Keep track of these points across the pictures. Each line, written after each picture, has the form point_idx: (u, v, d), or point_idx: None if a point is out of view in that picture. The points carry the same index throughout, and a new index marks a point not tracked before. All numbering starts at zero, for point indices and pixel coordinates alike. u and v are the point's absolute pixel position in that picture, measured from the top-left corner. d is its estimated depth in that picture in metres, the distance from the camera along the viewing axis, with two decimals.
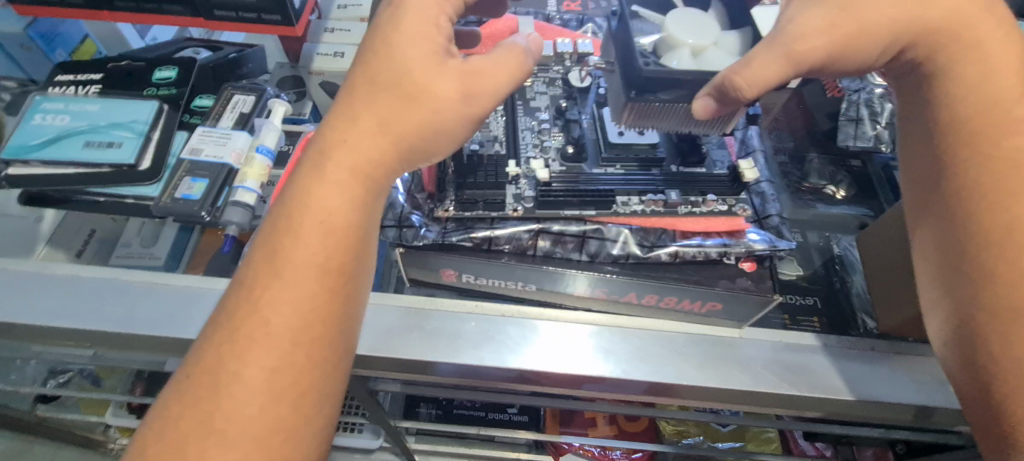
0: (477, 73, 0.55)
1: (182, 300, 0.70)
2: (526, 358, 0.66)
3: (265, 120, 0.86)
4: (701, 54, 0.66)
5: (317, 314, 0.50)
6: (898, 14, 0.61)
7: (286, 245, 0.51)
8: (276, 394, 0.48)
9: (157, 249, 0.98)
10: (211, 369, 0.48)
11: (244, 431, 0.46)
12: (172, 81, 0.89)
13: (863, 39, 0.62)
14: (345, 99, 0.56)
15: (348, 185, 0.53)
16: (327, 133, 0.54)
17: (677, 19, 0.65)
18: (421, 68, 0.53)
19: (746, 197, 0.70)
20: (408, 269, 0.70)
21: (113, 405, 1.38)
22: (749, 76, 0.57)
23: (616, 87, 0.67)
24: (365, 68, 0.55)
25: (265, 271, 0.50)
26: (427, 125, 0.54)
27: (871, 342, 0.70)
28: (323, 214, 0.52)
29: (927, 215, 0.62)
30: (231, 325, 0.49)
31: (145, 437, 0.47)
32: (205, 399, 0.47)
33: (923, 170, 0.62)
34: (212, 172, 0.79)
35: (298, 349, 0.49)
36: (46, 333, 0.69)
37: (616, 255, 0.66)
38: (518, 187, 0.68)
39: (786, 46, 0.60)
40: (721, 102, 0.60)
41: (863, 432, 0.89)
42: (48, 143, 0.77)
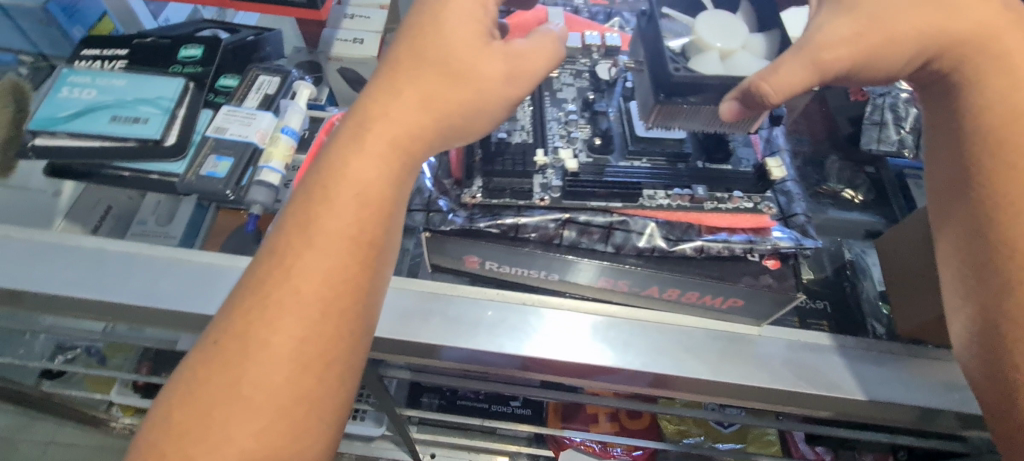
0: (521, 56, 0.57)
1: (205, 276, 0.71)
2: (547, 347, 0.67)
3: (291, 102, 0.87)
4: (729, 57, 0.66)
5: (347, 285, 0.51)
6: (926, 25, 0.62)
7: (319, 214, 0.52)
8: (303, 364, 0.48)
9: (173, 228, 0.98)
10: (240, 335, 0.49)
11: (270, 399, 0.47)
12: (197, 60, 0.88)
13: (889, 50, 0.62)
14: (388, 74, 0.57)
15: (386, 158, 0.54)
16: (367, 105, 0.56)
17: (707, 22, 0.65)
18: (465, 50, 0.56)
19: (771, 195, 0.70)
20: (432, 255, 0.71)
21: (118, 383, 1.38)
22: (777, 83, 0.57)
23: (645, 88, 0.67)
24: (411, 44, 0.57)
25: (298, 239, 0.51)
26: (469, 103, 0.56)
27: (887, 345, 0.71)
28: (359, 185, 0.53)
29: (950, 223, 0.62)
30: (262, 291, 0.50)
31: (173, 398, 0.48)
32: (233, 364, 0.48)
33: (948, 178, 0.63)
34: (237, 150, 0.80)
35: (328, 319, 0.50)
36: (69, 304, 0.69)
37: (641, 247, 0.66)
38: (545, 176, 0.69)
39: (814, 52, 0.60)
40: (746, 104, 0.60)
41: (870, 436, 0.90)
42: (75, 116, 0.78)
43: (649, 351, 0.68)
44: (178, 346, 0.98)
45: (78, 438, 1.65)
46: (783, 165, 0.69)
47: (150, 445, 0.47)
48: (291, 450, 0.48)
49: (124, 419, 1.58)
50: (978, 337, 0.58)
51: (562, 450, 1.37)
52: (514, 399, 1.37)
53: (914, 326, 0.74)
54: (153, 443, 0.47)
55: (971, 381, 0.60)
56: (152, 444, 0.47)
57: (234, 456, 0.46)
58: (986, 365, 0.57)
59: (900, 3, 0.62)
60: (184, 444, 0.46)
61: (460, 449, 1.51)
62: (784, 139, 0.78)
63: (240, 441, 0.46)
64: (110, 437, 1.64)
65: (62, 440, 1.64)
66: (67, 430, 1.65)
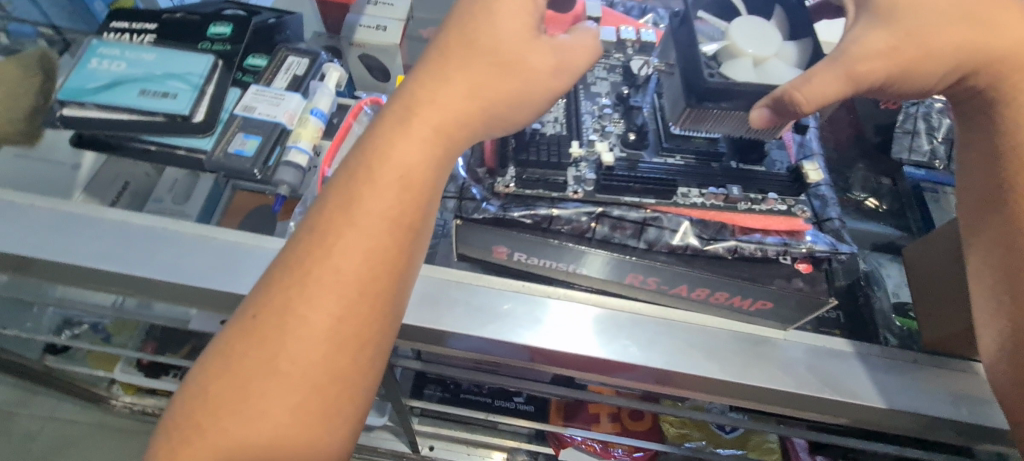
0: (568, 49, 0.59)
1: (230, 255, 0.70)
2: (573, 342, 0.67)
3: (321, 84, 0.87)
4: (763, 65, 0.64)
5: (383, 268, 0.55)
6: (964, 40, 0.61)
7: (361, 198, 0.55)
8: (339, 341, 0.53)
9: (190, 206, 0.97)
10: (282, 309, 0.53)
11: (306, 372, 0.52)
12: (226, 38, 0.88)
13: (925, 66, 0.61)
14: (437, 60, 0.59)
15: (429, 146, 0.57)
16: (414, 91, 0.58)
17: (740, 28, 0.64)
18: (516, 40, 0.58)
19: (805, 199, 0.69)
20: (461, 245, 0.70)
21: (122, 361, 1.37)
22: (808, 92, 0.57)
23: (675, 89, 0.67)
24: (461, 32, 0.59)
25: (340, 220, 0.55)
26: (516, 94, 0.58)
27: (912, 354, 0.70)
28: (401, 171, 0.56)
29: (977, 239, 0.62)
30: (303, 269, 0.54)
31: (216, 365, 0.53)
32: (275, 336, 0.53)
33: (979, 195, 0.62)
34: (264, 131, 0.80)
35: (365, 299, 0.54)
36: (94, 276, 0.69)
37: (673, 245, 0.66)
38: (579, 169, 0.68)
39: (848, 65, 0.59)
40: (777, 113, 0.60)
41: (877, 448, 0.89)
42: (104, 88, 0.77)
43: (674, 349, 0.68)
44: (191, 325, 0.98)
45: (77, 414, 1.63)
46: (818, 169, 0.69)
47: (196, 407, 0.53)
48: (324, 421, 0.53)
49: (124, 397, 1.57)
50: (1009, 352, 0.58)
51: (562, 449, 1.34)
52: (518, 395, 1.35)
53: (937, 337, 0.73)
54: (199, 405, 0.53)
55: (999, 395, 0.60)
56: (198, 406, 0.53)
57: (272, 422, 0.52)
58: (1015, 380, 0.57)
59: (940, 16, 0.61)
60: (226, 408, 0.52)
61: (460, 443, 1.51)
62: (817, 143, 0.78)
63: (278, 409, 0.52)
64: (109, 415, 1.63)
65: (60, 416, 1.63)
66: (66, 405, 1.64)
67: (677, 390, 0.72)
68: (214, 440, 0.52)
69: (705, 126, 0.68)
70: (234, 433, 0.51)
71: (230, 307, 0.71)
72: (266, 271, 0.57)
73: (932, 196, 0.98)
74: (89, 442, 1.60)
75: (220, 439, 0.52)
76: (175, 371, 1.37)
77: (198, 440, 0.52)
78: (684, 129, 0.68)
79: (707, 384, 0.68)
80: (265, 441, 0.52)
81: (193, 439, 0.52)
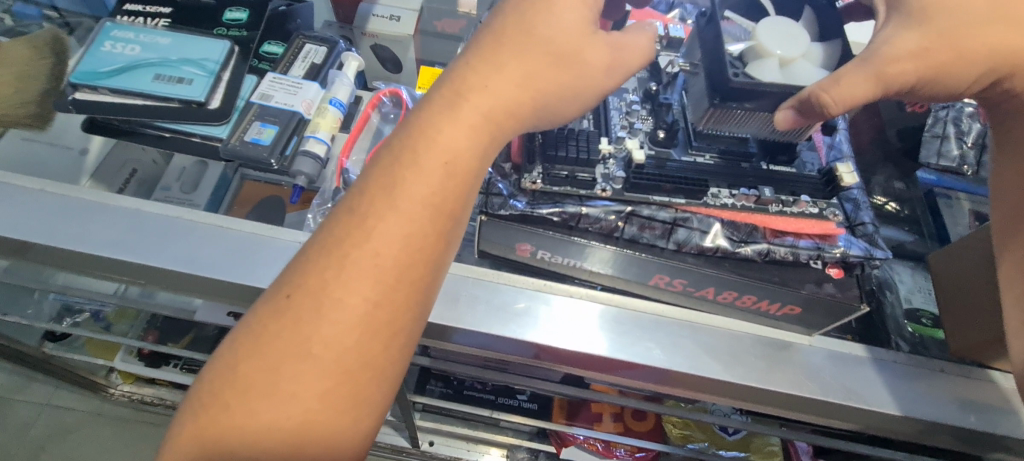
0: (621, 46, 0.61)
1: (245, 246, 0.68)
2: (594, 343, 0.65)
3: (339, 73, 0.86)
4: (790, 65, 0.61)
5: (421, 256, 0.55)
6: (999, 43, 0.58)
7: (403, 183, 0.56)
8: (373, 327, 0.53)
9: (196, 195, 0.95)
10: (318, 291, 0.53)
11: (338, 357, 0.52)
12: (243, 23, 0.86)
13: (956, 68, 0.59)
14: (490, 47, 0.60)
15: (477, 134, 0.58)
16: (464, 76, 0.59)
17: (766, 27, 0.60)
18: (572, 33, 0.59)
19: (836, 202, 0.69)
20: (485, 241, 0.69)
21: (123, 350, 1.35)
22: (838, 93, 0.55)
23: (699, 90, 0.66)
24: (518, 21, 0.60)
25: (381, 204, 0.55)
26: (566, 87, 0.60)
27: (940, 363, 0.68)
28: (447, 158, 0.56)
29: (1010, 247, 0.60)
30: (341, 252, 0.54)
31: (246, 345, 0.53)
32: (310, 319, 0.53)
33: (1012, 203, 0.60)
34: (282, 120, 0.78)
35: (401, 286, 0.54)
36: (104, 266, 0.67)
37: (704, 246, 0.65)
38: (607, 166, 0.68)
39: (878, 66, 0.57)
40: (803, 113, 0.58)
41: (886, 455, 0.87)
42: (117, 72, 0.75)
43: (697, 353, 0.66)
44: (198, 315, 0.96)
45: (73, 402, 1.61)
46: (853, 171, 0.67)
47: (223, 387, 0.52)
48: (351, 407, 0.53)
49: (123, 386, 1.55)
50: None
51: (563, 447, 1.33)
52: (521, 392, 1.32)
53: (966, 345, 0.72)
54: (227, 385, 0.52)
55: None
56: (225, 386, 0.52)
57: (300, 406, 0.51)
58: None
59: (976, 17, 0.58)
60: (255, 389, 0.51)
61: (461, 439, 1.49)
62: (848, 145, 0.76)
63: (308, 392, 0.51)
64: (107, 404, 1.61)
65: (57, 403, 1.61)
66: (62, 392, 1.62)
67: (681, 391, 0.71)
68: (240, 420, 0.51)
69: (727, 127, 0.66)
70: (261, 415, 0.51)
71: (243, 300, 0.70)
72: (301, 250, 0.57)
73: (947, 202, 0.95)
74: (86, 429, 1.58)
75: (246, 420, 0.51)
76: (176, 360, 1.36)
77: (223, 421, 0.51)
78: (706, 128, 0.66)
79: (709, 385, 0.66)
80: (292, 425, 0.51)
81: (218, 419, 0.52)
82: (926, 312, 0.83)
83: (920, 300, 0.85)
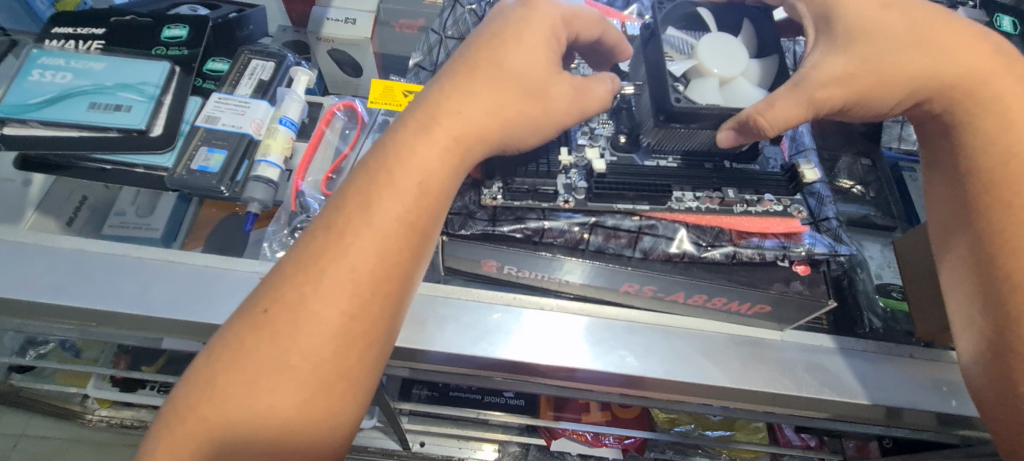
0: (586, 89, 0.62)
1: (198, 280, 0.65)
2: (563, 356, 0.64)
3: (289, 90, 0.83)
4: (728, 84, 0.64)
5: (395, 271, 0.53)
6: (919, 69, 0.59)
7: (378, 199, 0.54)
8: (349, 341, 0.51)
9: (154, 219, 0.91)
10: (293, 307, 0.51)
11: (315, 369, 0.50)
12: (182, 41, 0.82)
13: (879, 92, 0.59)
14: (462, 74, 0.59)
15: (449, 152, 0.57)
16: (437, 100, 0.58)
17: (708, 48, 0.64)
18: (539, 66, 0.60)
19: (800, 197, 0.68)
20: (448, 258, 0.68)
21: (94, 377, 1.30)
22: (772, 117, 0.56)
23: (645, 109, 0.66)
24: (489, 52, 0.60)
25: (357, 218, 0.53)
26: (536, 116, 0.60)
27: (909, 349, 0.69)
28: (420, 174, 0.55)
29: (948, 253, 0.59)
30: (317, 266, 0.52)
31: (221, 359, 0.50)
32: (285, 334, 0.50)
33: (948, 206, 0.60)
34: (231, 143, 0.75)
35: (376, 300, 0.52)
36: (47, 312, 0.63)
37: (671, 253, 0.64)
38: (569, 177, 0.67)
39: (808, 90, 0.57)
40: (742, 133, 0.60)
41: (864, 430, 0.87)
42: (49, 103, 0.70)
43: (672, 358, 0.65)
44: (163, 344, 0.93)
45: (50, 430, 1.55)
46: (814, 166, 0.67)
47: (199, 399, 0.49)
48: (326, 418, 0.50)
49: (100, 411, 1.49)
50: (986, 372, 0.55)
51: (553, 440, 1.32)
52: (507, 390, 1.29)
53: (930, 329, 0.72)
54: (202, 396, 0.49)
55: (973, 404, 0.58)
56: (201, 398, 0.49)
57: (276, 419, 0.49)
58: (998, 397, 0.54)
59: (895, 45, 0.59)
60: (232, 399, 0.49)
61: (449, 439, 1.48)
62: (810, 136, 0.76)
63: (285, 403, 0.49)
64: (85, 429, 1.55)
65: (33, 433, 1.55)
66: (38, 421, 1.56)
67: (655, 394, 0.70)
68: (218, 430, 0.48)
69: (674, 145, 0.67)
70: (239, 424, 0.48)
71: (201, 335, 0.67)
72: (273, 268, 0.55)
73: (912, 176, 0.97)
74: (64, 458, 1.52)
75: (224, 429, 0.48)
76: (152, 383, 1.31)
77: (199, 433, 0.48)
78: (653, 141, 0.66)
79: (683, 388, 0.66)
80: (270, 434, 0.49)
81: (193, 431, 0.49)
82: (895, 285, 0.84)
83: (891, 275, 0.86)
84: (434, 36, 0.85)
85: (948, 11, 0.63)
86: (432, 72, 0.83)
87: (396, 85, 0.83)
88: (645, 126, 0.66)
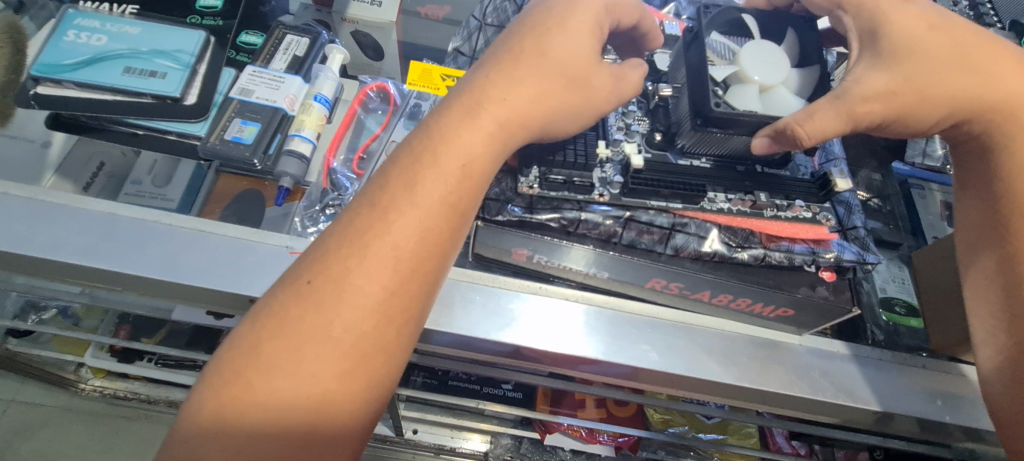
0: (623, 76, 0.64)
1: (229, 251, 0.65)
2: (587, 348, 0.64)
3: (323, 67, 0.83)
4: (768, 92, 0.65)
5: (435, 251, 0.54)
6: (961, 91, 0.60)
7: (423, 178, 0.55)
8: (390, 315, 0.52)
9: (170, 190, 0.90)
10: (337, 279, 0.52)
11: (357, 341, 0.51)
12: (218, 12, 0.81)
13: (920, 111, 0.60)
14: (508, 61, 0.60)
15: (493, 138, 0.58)
16: (483, 85, 0.59)
17: (750, 55, 0.64)
18: (583, 57, 0.61)
19: (830, 205, 0.69)
20: (478, 243, 0.68)
21: (92, 346, 1.29)
22: (811, 128, 0.57)
23: (683, 111, 0.67)
24: (536, 40, 0.61)
25: (402, 197, 0.54)
26: (577, 105, 0.61)
27: (922, 360, 0.70)
28: (466, 157, 0.56)
29: (973, 271, 0.61)
30: (362, 241, 0.53)
31: (267, 327, 0.51)
32: (327, 306, 0.51)
33: (977, 226, 0.61)
34: (264, 116, 0.75)
35: (416, 277, 0.53)
36: (76, 273, 0.63)
37: (701, 252, 0.65)
38: (604, 170, 0.68)
39: (849, 104, 0.58)
40: (778, 141, 0.60)
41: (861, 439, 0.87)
42: (84, 64, 0.70)
43: (694, 355, 0.66)
44: (173, 314, 0.92)
45: (41, 398, 1.53)
46: (846, 176, 0.67)
47: (242, 365, 0.49)
48: (363, 390, 0.51)
49: (94, 381, 1.48)
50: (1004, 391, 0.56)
51: (547, 434, 1.32)
52: (507, 382, 1.26)
53: (947, 341, 0.74)
54: (245, 363, 0.49)
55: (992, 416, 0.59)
56: (244, 364, 0.49)
57: (316, 389, 0.49)
58: (1014, 414, 0.55)
59: (939, 66, 0.60)
60: (275, 368, 0.49)
61: (442, 428, 1.48)
62: (840, 146, 0.77)
63: (325, 374, 0.49)
64: (77, 399, 1.53)
65: (23, 399, 1.53)
66: (29, 388, 1.54)
67: (670, 390, 0.71)
68: (258, 399, 0.48)
69: (707, 150, 0.68)
70: (281, 393, 0.48)
71: (227, 307, 0.67)
72: (314, 241, 0.56)
73: (920, 193, 0.97)
74: (53, 426, 1.50)
75: (264, 399, 0.48)
76: (150, 356, 1.30)
77: (239, 401, 0.48)
78: (689, 142, 0.67)
79: (702, 386, 0.66)
80: (311, 405, 0.49)
81: (233, 399, 0.48)
82: (899, 299, 0.82)
83: (895, 290, 0.84)
84: (473, 22, 0.85)
85: (990, 34, 0.64)
86: (470, 57, 0.83)
87: (434, 68, 0.84)
88: (682, 127, 0.67)
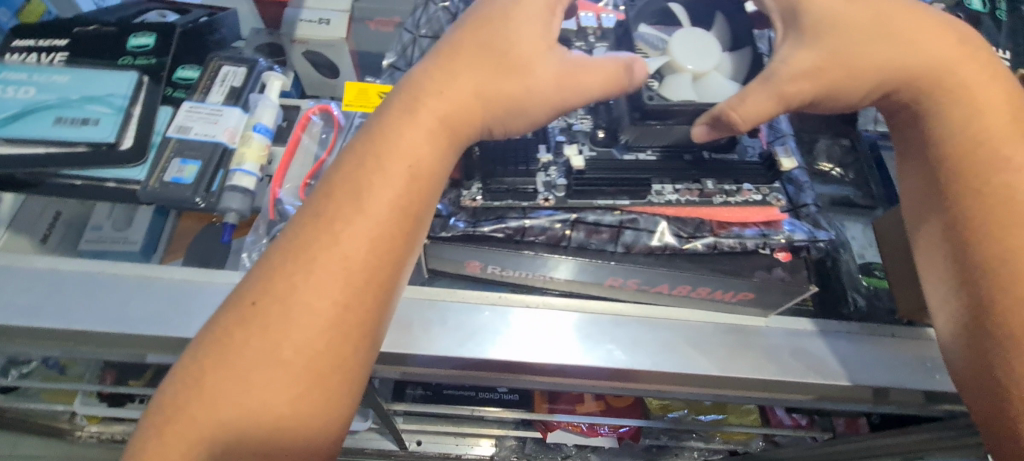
0: (584, 65, 0.60)
1: (178, 294, 0.64)
2: (550, 356, 0.63)
3: (261, 96, 0.81)
4: (702, 79, 0.64)
5: (386, 260, 0.53)
6: (888, 60, 0.59)
7: (367, 186, 0.54)
8: (342, 332, 0.51)
9: (132, 232, 0.88)
10: (284, 298, 0.51)
11: (308, 362, 0.50)
12: (149, 50, 0.80)
13: (849, 84, 0.60)
14: (448, 58, 0.59)
15: (436, 138, 0.57)
16: (422, 85, 0.58)
17: (680, 43, 0.64)
18: (529, 47, 0.59)
19: (779, 186, 0.69)
20: (431, 259, 0.68)
21: (81, 393, 1.27)
22: (745, 111, 0.57)
23: (621, 108, 0.66)
24: (476, 34, 0.60)
25: (347, 207, 0.53)
26: (526, 96, 0.59)
27: (891, 328, 0.70)
28: (409, 161, 0.55)
29: (920, 238, 0.60)
30: (307, 257, 0.52)
31: (211, 353, 0.50)
32: (276, 327, 0.50)
33: (918, 192, 0.61)
34: (204, 152, 0.74)
35: (369, 289, 0.52)
36: (22, 333, 0.62)
37: (652, 246, 0.65)
38: (548, 174, 0.67)
39: (777, 85, 0.58)
40: (716, 129, 0.60)
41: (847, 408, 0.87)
42: (14, 119, 0.69)
43: (661, 348, 0.66)
44: None
45: None
46: (792, 156, 0.70)
47: (189, 396, 0.49)
48: (319, 413, 0.50)
49: (90, 427, 1.49)
50: (960, 355, 0.56)
51: (549, 432, 1.34)
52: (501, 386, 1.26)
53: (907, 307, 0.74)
54: (194, 393, 0.49)
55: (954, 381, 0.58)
56: (191, 396, 0.49)
57: (269, 413, 0.48)
58: (972, 378, 0.55)
59: (864, 37, 0.59)
60: (223, 395, 0.48)
61: (445, 436, 1.47)
62: (787, 122, 0.76)
63: (277, 398, 0.48)
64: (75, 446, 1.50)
65: None
66: None
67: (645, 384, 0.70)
68: (209, 428, 0.48)
69: (650, 142, 0.67)
70: (231, 420, 0.48)
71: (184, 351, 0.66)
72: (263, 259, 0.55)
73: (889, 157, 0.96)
74: None
75: (214, 427, 0.48)
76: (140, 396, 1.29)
77: (188, 432, 0.48)
78: (631, 138, 0.66)
79: (674, 378, 0.66)
80: (260, 432, 0.48)
81: (183, 430, 0.48)
82: (877, 264, 0.83)
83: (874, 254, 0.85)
84: (408, 34, 0.85)
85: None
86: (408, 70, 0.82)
87: (370, 86, 0.83)
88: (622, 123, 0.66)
